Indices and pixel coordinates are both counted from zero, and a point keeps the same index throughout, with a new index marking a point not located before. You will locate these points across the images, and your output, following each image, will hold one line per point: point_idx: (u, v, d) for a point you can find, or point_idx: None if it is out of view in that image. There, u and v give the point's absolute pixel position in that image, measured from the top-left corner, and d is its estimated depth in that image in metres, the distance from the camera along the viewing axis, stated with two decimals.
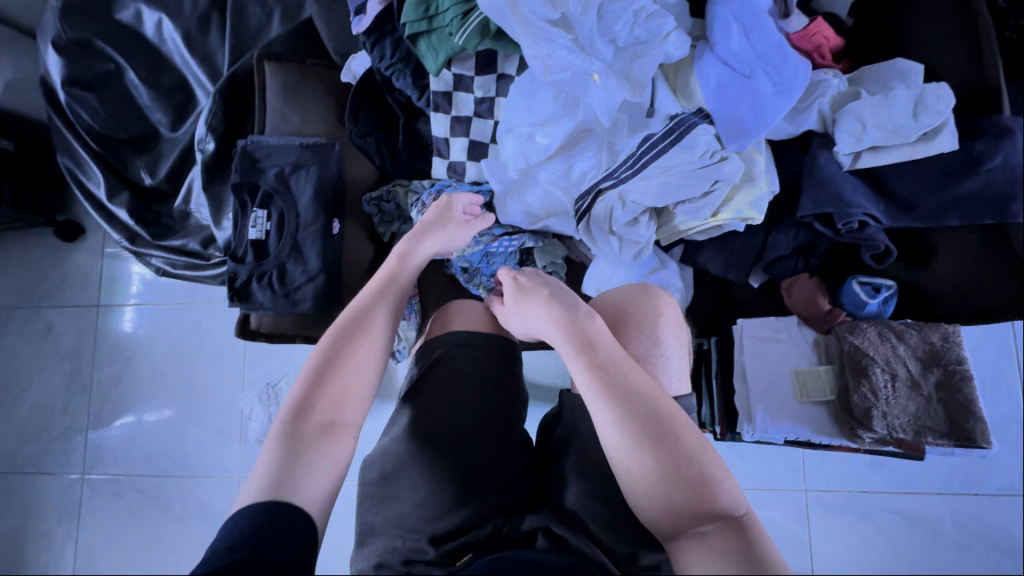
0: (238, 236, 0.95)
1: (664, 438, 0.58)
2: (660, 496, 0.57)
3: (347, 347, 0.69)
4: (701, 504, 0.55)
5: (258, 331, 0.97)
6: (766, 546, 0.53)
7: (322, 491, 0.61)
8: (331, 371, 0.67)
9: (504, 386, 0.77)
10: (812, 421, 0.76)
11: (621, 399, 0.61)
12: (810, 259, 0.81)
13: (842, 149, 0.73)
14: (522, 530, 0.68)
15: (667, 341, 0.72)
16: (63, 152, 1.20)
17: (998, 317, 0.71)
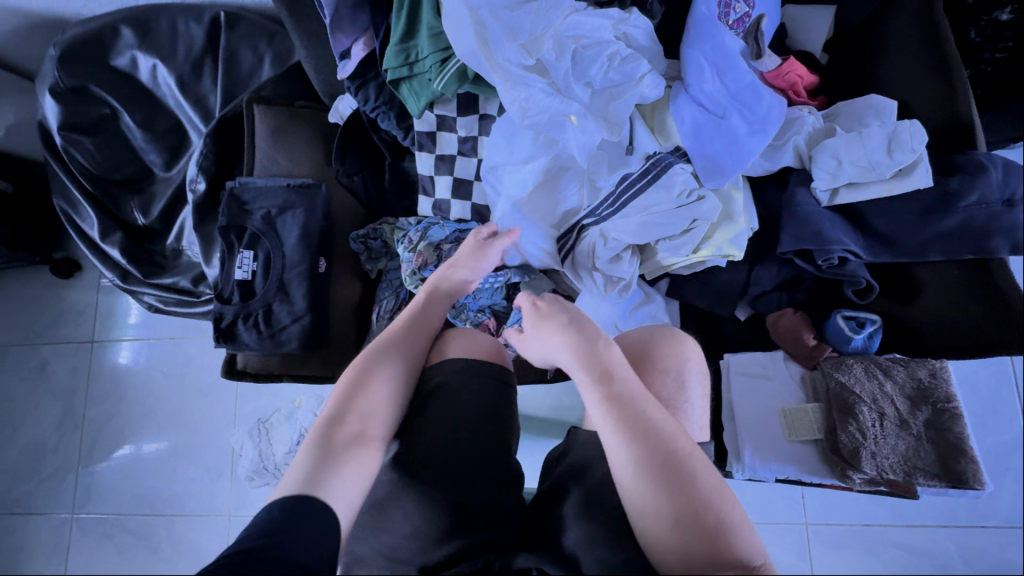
0: (225, 278, 0.95)
1: (680, 476, 0.56)
2: (676, 541, 0.54)
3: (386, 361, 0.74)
4: (717, 552, 0.53)
5: (244, 371, 0.97)
6: None
7: (348, 500, 0.63)
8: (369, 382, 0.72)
9: (498, 417, 0.76)
10: (801, 460, 0.75)
11: (639, 434, 0.58)
12: (794, 294, 0.81)
13: (819, 186, 0.74)
14: (515, 568, 0.65)
15: (691, 388, 0.68)
16: (58, 194, 1.22)
17: (987, 352, 0.68)
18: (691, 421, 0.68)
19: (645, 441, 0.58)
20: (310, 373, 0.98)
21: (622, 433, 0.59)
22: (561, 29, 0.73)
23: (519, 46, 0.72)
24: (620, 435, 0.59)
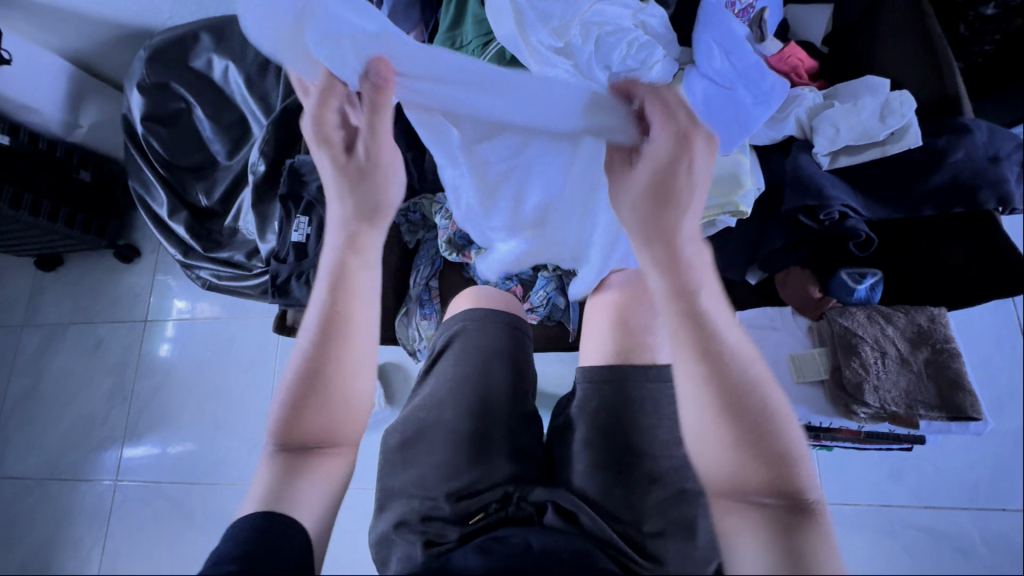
0: (283, 241, 1.07)
1: (748, 402, 0.53)
2: (729, 463, 0.53)
3: (326, 351, 0.64)
4: (774, 480, 0.51)
5: (293, 326, 1.08)
6: (828, 541, 0.50)
7: (323, 500, 0.62)
8: (311, 381, 0.62)
9: (513, 359, 0.84)
10: (810, 401, 0.81)
11: (714, 357, 0.54)
12: (800, 251, 0.86)
13: (820, 150, 0.81)
14: (531, 501, 0.72)
15: (663, 315, 0.81)
16: (135, 179, 1.39)
17: (987, 297, 0.77)
18: (666, 341, 0.78)
19: (716, 358, 0.54)
20: None
21: (700, 347, 0.55)
22: (587, 16, 0.85)
23: (551, 30, 0.84)
24: (694, 351, 0.55)
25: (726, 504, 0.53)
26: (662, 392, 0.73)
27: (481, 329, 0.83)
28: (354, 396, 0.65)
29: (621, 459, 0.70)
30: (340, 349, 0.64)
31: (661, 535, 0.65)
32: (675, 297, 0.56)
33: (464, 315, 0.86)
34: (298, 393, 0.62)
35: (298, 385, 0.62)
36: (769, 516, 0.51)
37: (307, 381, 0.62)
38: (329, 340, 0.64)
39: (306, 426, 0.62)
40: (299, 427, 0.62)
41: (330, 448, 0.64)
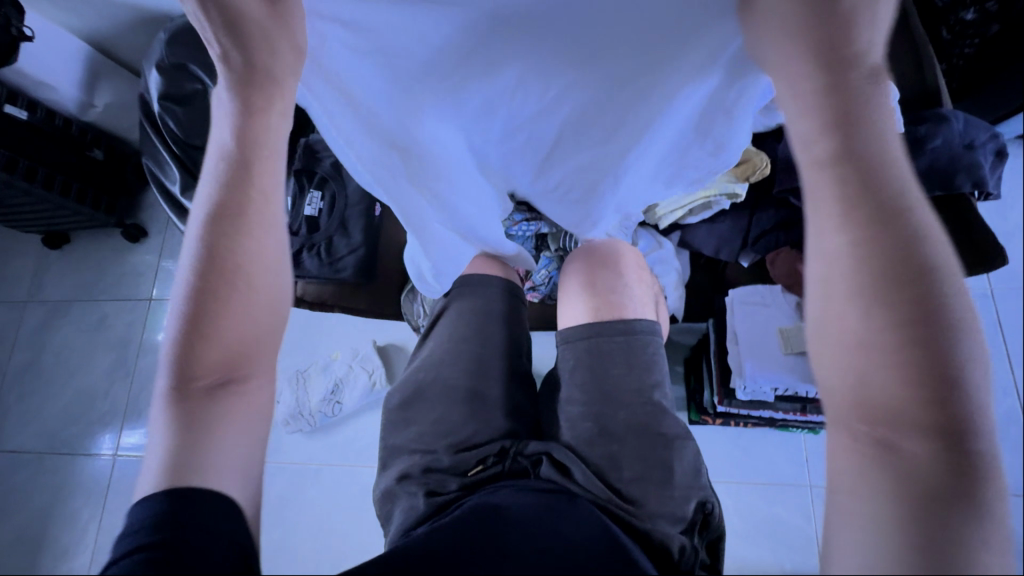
0: (294, 215, 1.09)
1: (916, 277, 0.38)
2: (869, 372, 0.38)
3: (219, 283, 0.51)
4: (935, 403, 0.36)
5: (301, 300, 1.08)
6: (991, 508, 0.35)
7: (247, 454, 0.51)
8: (206, 315, 0.50)
9: (501, 322, 0.87)
10: (797, 370, 0.87)
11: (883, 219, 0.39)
12: (790, 232, 0.92)
13: None
14: (527, 454, 0.74)
15: (630, 276, 0.85)
16: (149, 155, 1.43)
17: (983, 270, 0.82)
18: (633, 299, 0.82)
19: (876, 217, 0.40)
20: (358, 306, 1.10)
21: (853, 205, 0.40)
22: None
23: None
24: (844, 210, 0.41)
25: (849, 429, 0.39)
26: (632, 343, 0.76)
27: (474, 293, 0.87)
28: (256, 326, 0.53)
29: (605, 413, 0.74)
30: (234, 286, 0.52)
31: (640, 477, 0.69)
32: (832, 138, 0.42)
33: (454, 281, 0.91)
34: (193, 334, 0.51)
35: (189, 326, 0.51)
36: (902, 449, 0.37)
37: (198, 320, 0.50)
38: (213, 271, 0.51)
39: (207, 364, 0.51)
40: (195, 370, 0.50)
41: (241, 382, 0.52)
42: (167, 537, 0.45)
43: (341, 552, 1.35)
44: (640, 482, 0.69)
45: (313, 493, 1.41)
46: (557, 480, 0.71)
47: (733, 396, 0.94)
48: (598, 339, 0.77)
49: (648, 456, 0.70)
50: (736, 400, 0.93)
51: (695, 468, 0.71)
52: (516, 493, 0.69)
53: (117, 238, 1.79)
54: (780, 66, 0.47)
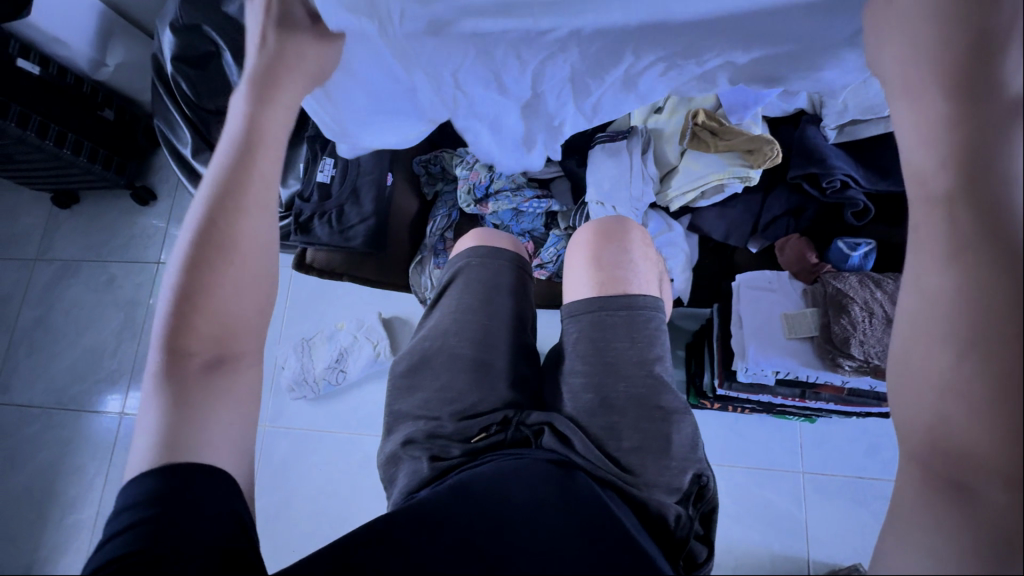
0: (307, 180, 1.10)
1: None
2: (959, 409, 0.36)
3: (216, 257, 0.53)
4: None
5: (312, 265, 1.11)
6: None
7: (234, 434, 0.51)
8: (203, 286, 0.52)
9: (508, 295, 0.88)
10: (798, 355, 0.87)
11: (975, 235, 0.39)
12: (800, 220, 0.93)
13: (828, 124, 0.86)
14: (529, 423, 0.76)
15: (635, 252, 0.84)
16: (161, 117, 1.42)
17: None
18: (637, 274, 0.81)
19: (994, 255, 0.38)
20: (366, 276, 1.13)
21: (960, 243, 0.39)
22: None
23: None
24: (949, 249, 0.40)
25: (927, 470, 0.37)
26: (635, 317, 0.76)
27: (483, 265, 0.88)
28: (250, 301, 0.55)
29: (606, 385, 0.75)
30: (225, 260, 0.53)
31: (638, 449, 0.71)
32: (948, 177, 0.42)
33: (466, 253, 0.91)
34: (187, 306, 0.51)
35: (182, 299, 0.51)
36: (978, 495, 0.35)
37: (192, 291, 0.52)
38: (207, 247, 0.53)
39: (200, 334, 0.51)
40: (184, 336, 0.51)
41: (231, 359, 0.53)
42: (159, 512, 0.44)
43: (340, 517, 1.38)
44: (638, 452, 0.71)
45: (314, 458, 1.44)
46: (559, 450, 0.73)
47: (735, 378, 0.96)
48: (599, 314, 0.77)
49: (646, 428, 0.71)
50: (737, 383, 0.95)
51: (692, 440, 0.72)
52: (517, 459, 0.71)
53: (128, 200, 1.80)
54: (910, 96, 0.47)
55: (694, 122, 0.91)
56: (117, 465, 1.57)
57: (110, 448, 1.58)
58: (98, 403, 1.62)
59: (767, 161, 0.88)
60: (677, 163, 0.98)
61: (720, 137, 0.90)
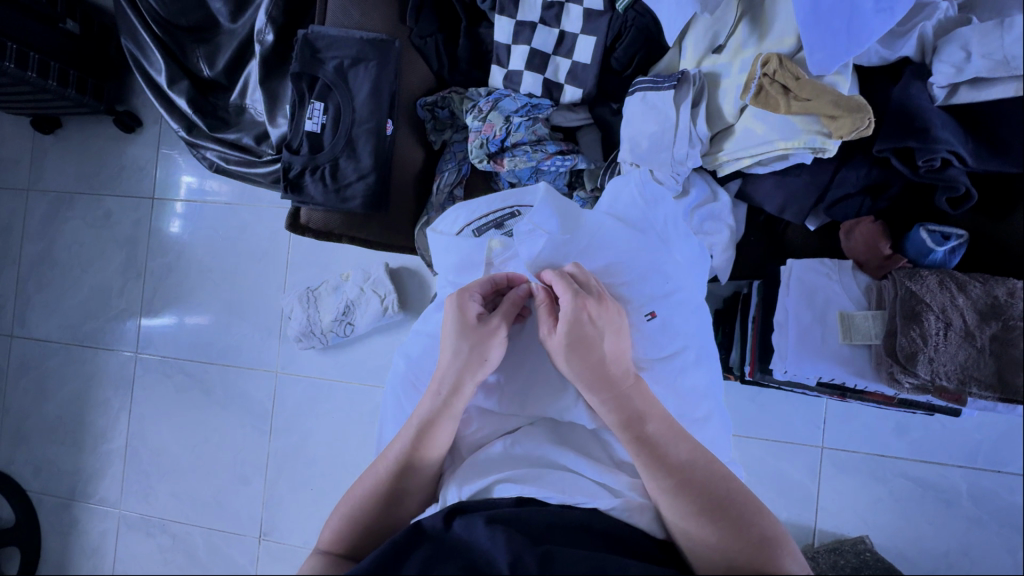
0: (295, 128, 0.96)
1: (665, 468, 0.55)
2: (683, 500, 0.54)
3: (414, 460, 0.62)
4: (708, 498, 0.53)
5: (307, 227, 0.99)
6: (701, 543, 0.52)
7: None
8: (384, 513, 0.61)
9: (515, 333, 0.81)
10: (849, 362, 0.77)
11: (652, 456, 0.56)
12: (877, 201, 0.78)
13: (938, 81, 0.68)
14: None
15: (702, 318, 0.73)
16: (128, 36, 1.21)
17: None
18: (680, 351, 0.68)
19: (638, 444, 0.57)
20: (368, 237, 1.01)
21: (620, 417, 0.59)
22: None
23: None
24: (616, 413, 0.59)
25: (672, 501, 0.54)
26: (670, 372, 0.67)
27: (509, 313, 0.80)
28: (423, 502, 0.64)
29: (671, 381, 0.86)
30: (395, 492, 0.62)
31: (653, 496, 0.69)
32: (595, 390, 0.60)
33: None
34: (372, 513, 0.61)
35: (369, 502, 0.61)
36: (693, 544, 0.53)
37: (391, 491, 0.62)
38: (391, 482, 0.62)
39: (362, 539, 0.60)
40: (362, 543, 0.60)
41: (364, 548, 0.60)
42: None
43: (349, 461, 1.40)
44: None
45: (324, 403, 1.47)
46: None
47: (770, 372, 0.88)
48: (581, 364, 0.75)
49: None
50: (770, 375, 0.88)
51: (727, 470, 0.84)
52: (540, 504, 0.58)
53: (112, 126, 1.64)
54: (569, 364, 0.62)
55: (763, 71, 0.74)
56: (136, 399, 1.61)
57: (128, 384, 1.61)
58: (112, 340, 1.62)
59: (853, 132, 0.70)
60: (731, 122, 0.81)
61: (793, 93, 0.72)
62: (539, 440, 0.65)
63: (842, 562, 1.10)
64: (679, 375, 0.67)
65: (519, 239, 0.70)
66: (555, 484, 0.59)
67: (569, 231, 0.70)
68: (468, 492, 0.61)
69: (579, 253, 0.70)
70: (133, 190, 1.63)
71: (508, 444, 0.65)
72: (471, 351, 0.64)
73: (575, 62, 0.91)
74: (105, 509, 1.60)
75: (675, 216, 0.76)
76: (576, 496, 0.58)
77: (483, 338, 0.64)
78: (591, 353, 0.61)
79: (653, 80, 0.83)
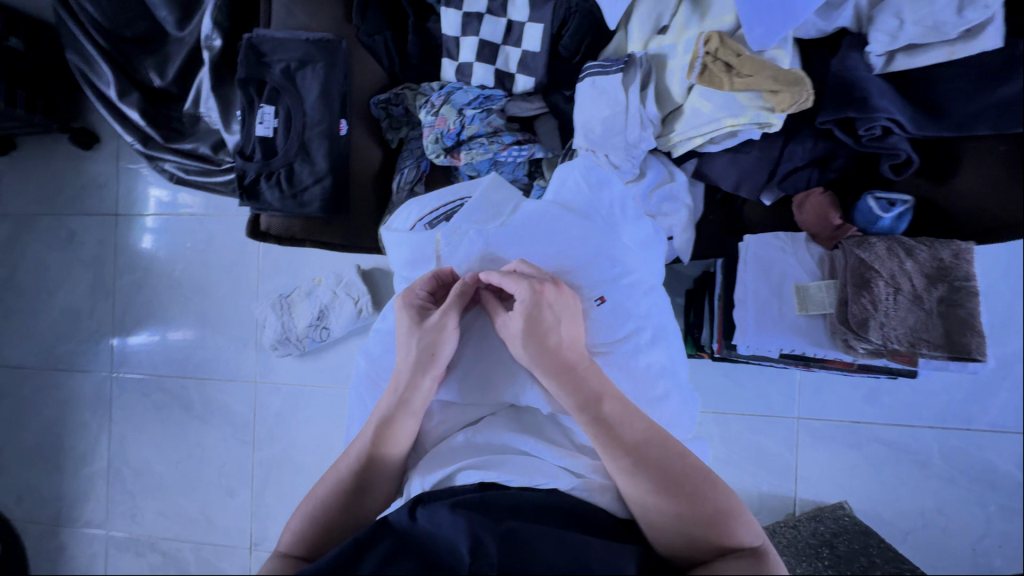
0: (247, 135, 0.95)
1: (622, 448, 0.56)
2: (641, 478, 0.54)
3: (375, 456, 0.63)
4: (666, 473, 0.54)
5: (268, 233, 0.98)
6: (660, 516, 0.54)
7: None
8: (345, 510, 0.62)
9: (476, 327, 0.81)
10: (808, 333, 0.79)
11: (610, 437, 0.57)
12: (826, 172, 0.80)
13: (875, 50, 0.69)
14: None
15: (658, 298, 0.74)
16: (72, 50, 1.18)
17: (998, 237, 0.73)
18: (635, 333, 0.69)
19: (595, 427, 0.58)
20: (332, 240, 1.01)
21: (577, 401, 0.59)
22: None
23: None
24: (573, 398, 0.59)
25: (631, 479, 0.55)
26: (626, 355, 0.68)
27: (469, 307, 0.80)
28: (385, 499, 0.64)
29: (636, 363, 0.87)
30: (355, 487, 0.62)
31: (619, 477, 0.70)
32: (552, 376, 0.60)
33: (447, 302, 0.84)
34: (333, 509, 0.61)
35: (330, 498, 0.62)
36: (651, 519, 0.54)
37: (352, 487, 0.62)
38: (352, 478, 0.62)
39: (321, 535, 0.60)
40: (321, 540, 0.60)
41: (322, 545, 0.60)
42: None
43: None
44: None
45: (306, 409, 1.46)
46: None
47: (735, 348, 0.89)
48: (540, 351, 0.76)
49: None
50: (736, 350, 0.89)
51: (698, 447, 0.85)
52: (500, 487, 0.59)
53: (69, 144, 1.60)
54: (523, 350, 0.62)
55: (705, 50, 0.74)
56: (116, 419, 1.59)
57: (106, 405, 1.59)
58: (87, 361, 1.60)
59: (794, 105, 0.71)
60: (681, 103, 0.81)
61: (736, 70, 0.72)
62: (499, 429, 0.66)
63: (821, 529, 1.13)
64: (633, 356, 0.68)
65: (463, 235, 0.72)
66: (516, 468, 0.60)
67: (498, 222, 0.72)
68: (432, 481, 0.62)
69: (526, 243, 0.71)
70: (97, 208, 1.60)
71: (470, 434, 0.65)
72: (427, 347, 0.65)
73: (525, 51, 0.90)
74: (92, 531, 1.58)
75: (625, 197, 0.77)
76: (536, 478, 0.59)
77: (437, 334, 0.65)
78: (546, 339, 0.61)
79: (602, 64, 0.83)
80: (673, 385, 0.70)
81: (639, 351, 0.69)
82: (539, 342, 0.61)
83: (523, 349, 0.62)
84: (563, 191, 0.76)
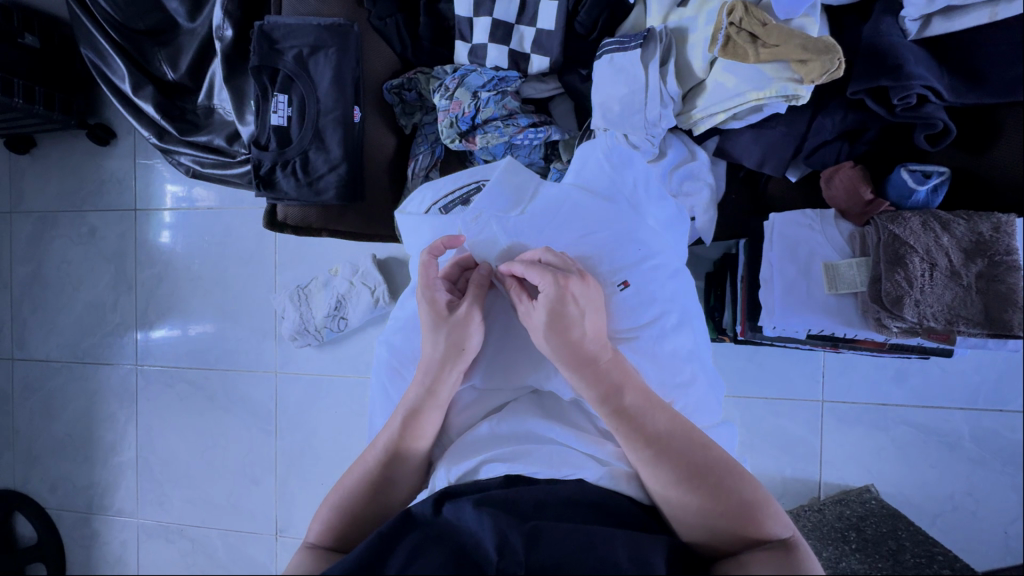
0: (261, 124, 0.94)
1: (644, 439, 0.55)
2: (666, 470, 0.54)
3: (401, 450, 0.63)
4: (691, 465, 0.53)
5: (285, 223, 0.98)
6: (684, 508, 0.53)
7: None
8: (375, 501, 0.62)
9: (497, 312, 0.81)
10: (837, 312, 0.77)
11: (631, 429, 0.56)
12: (855, 145, 0.77)
13: (910, 14, 0.66)
14: None
15: (681, 281, 0.73)
16: (85, 45, 1.18)
17: None
18: (661, 317, 0.68)
19: (616, 420, 0.57)
20: (348, 229, 1.00)
21: (596, 394, 0.58)
22: None
23: None
24: (594, 391, 0.58)
25: (655, 471, 0.54)
26: (653, 343, 0.67)
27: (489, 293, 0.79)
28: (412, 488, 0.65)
29: None
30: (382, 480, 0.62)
31: None
32: (569, 371, 0.60)
33: None
34: (361, 503, 0.61)
35: (359, 491, 0.62)
36: (677, 510, 0.54)
37: (378, 479, 0.62)
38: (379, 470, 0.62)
39: (351, 527, 0.60)
40: (351, 534, 0.60)
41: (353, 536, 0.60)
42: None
43: None
44: None
45: (326, 398, 1.48)
46: None
47: (760, 330, 0.87)
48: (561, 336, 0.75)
49: None
50: (761, 333, 0.87)
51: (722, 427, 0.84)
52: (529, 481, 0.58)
53: (87, 140, 1.61)
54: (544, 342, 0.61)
55: (729, 20, 0.71)
56: (141, 410, 1.62)
57: (132, 397, 1.62)
58: (111, 355, 1.63)
59: (824, 75, 0.67)
60: (703, 78, 0.79)
61: (762, 40, 0.70)
62: (525, 415, 0.65)
63: (847, 512, 1.10)
64: (657, 342, 0.67)
65: (478, 225, 0.71)
66: (542, 459, 0.59)
67: (519, 209, 0.71)
68: (457, 473, 0.62)
69: (543, 229, 0.70)
70: (115, 204, 1.62)
71: (495, 423, 0.65)
72: (458, 340, 0.64)
73: (540, 30, 0.88)
74: (123, 519, 1.62)
75: (645, 180, 0.75)
76: (562, 469, 0.58)
77: (461, 323, 0.64)
78: (570, 333, 0.60)
79: (620, 40, 0.80)
80: (698, 371, 0.69)
81: (664, 337, 0.67)
82: (557, 336, 0.60)
83: (541, 341, 0.61)
84: (583, 172, 0.75)
